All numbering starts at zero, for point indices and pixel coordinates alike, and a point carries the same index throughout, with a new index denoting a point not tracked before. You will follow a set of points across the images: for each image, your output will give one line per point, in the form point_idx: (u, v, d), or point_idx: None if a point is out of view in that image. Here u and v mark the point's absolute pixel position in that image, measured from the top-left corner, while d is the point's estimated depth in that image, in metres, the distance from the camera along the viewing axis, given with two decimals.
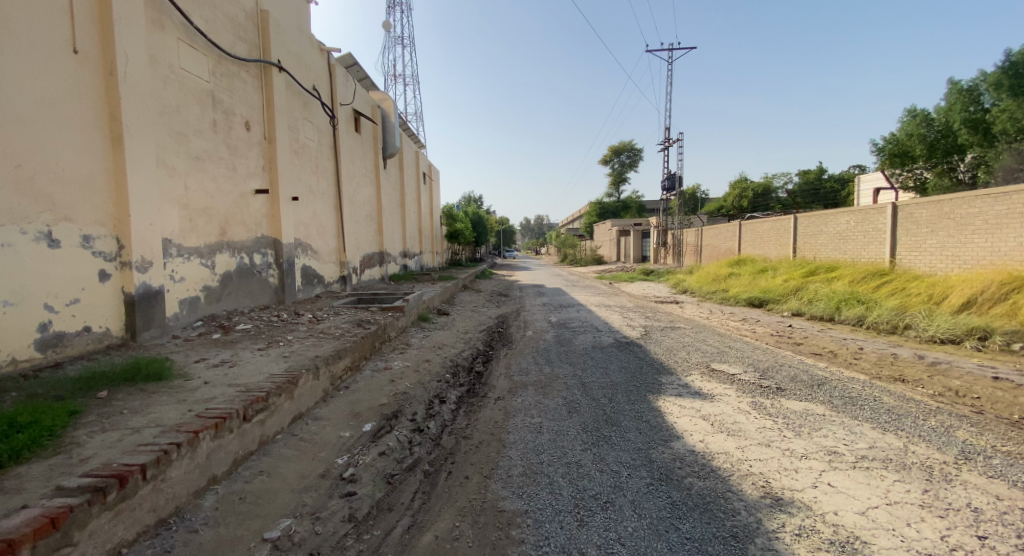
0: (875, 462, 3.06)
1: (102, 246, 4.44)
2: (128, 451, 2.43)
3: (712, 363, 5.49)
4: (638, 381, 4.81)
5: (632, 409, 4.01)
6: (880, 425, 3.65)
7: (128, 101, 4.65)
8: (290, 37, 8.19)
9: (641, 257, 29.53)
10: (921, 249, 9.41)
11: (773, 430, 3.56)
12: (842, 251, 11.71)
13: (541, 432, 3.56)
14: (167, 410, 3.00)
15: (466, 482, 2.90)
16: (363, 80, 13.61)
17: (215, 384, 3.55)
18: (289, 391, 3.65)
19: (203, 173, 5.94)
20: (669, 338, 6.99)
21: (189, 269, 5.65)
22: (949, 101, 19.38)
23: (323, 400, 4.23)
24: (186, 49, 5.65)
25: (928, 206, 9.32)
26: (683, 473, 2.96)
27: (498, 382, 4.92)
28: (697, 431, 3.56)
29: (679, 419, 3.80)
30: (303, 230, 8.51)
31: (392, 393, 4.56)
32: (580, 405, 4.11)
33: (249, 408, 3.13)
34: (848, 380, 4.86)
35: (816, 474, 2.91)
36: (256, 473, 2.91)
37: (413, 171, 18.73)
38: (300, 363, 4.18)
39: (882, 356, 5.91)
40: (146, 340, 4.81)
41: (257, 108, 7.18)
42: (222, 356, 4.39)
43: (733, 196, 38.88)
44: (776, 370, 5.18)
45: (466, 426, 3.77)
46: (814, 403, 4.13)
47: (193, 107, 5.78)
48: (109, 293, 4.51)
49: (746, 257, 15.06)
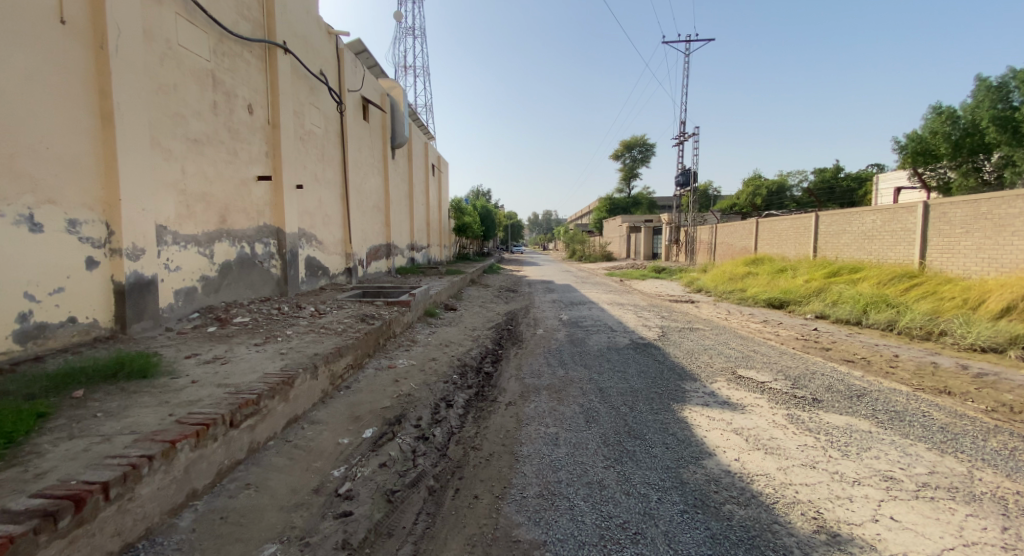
0: (940, 491, 2.72)
1: (89, 232, 4.15)
2: (91, 465, 2.12)
3: (738, 369, 5.12)
4: (661, 387, 4.45)
5: (655, 420, 3.66)
6: (937, 447, 3.30)
7: (120, 77, 4.35)
8: (297, 18, 7.87)
9: (652, 254, 28.94)
10: (955, 251, 8.93)
11: (816, 449, 3.20)
12: (867, 251, 11.22)
13: (557, 444, 3.22)
14: (145, 414, 2.70)
15: (475, 503, 2.59)
16: (372, 68, 13.31)
17: (202, 384, 3.25)
18: (283, 393, 3.34)
19: (202, 158, 5.64)
20: (689, 340, 6.61)
21: (185, 258, 5.36)
22: (976, 98, 18.66)
23: (321, 401, 3.92)
24: (184, 25, 5.34)
25: (963, 205, 8.84)
26: (720, 499, 2.62)
27: (508, 384, 4.58)
28: (731, 448, 3.22)
29: (709, 433, 3.46)
30: (307, 220, 8.20)
31: (395, 394, 4.25)
32: (599, 414, 3.75)
33: (238, 413, 2.82)
34: (890, 392, 4.48)
35: (873, 504, 2.58)
36: (241, 487, 2.61)
37: (422, 162, 18.42)
38: (297, 361, 3.87)
39: (920, 365, 5.51)
40: (137, 332, 4.53)
41: (261, 91, 6.88)
42: (215, 352, 4.10)
43: (746, 194, 38.26)
44: (809, 378, 4.80)
45: (475, 435, 3.44)
46: (856, 418, 3.77)
47: (192, 86, 5.48)
48: (96, 281, 4.22)
49: (763, 256, 14.60)
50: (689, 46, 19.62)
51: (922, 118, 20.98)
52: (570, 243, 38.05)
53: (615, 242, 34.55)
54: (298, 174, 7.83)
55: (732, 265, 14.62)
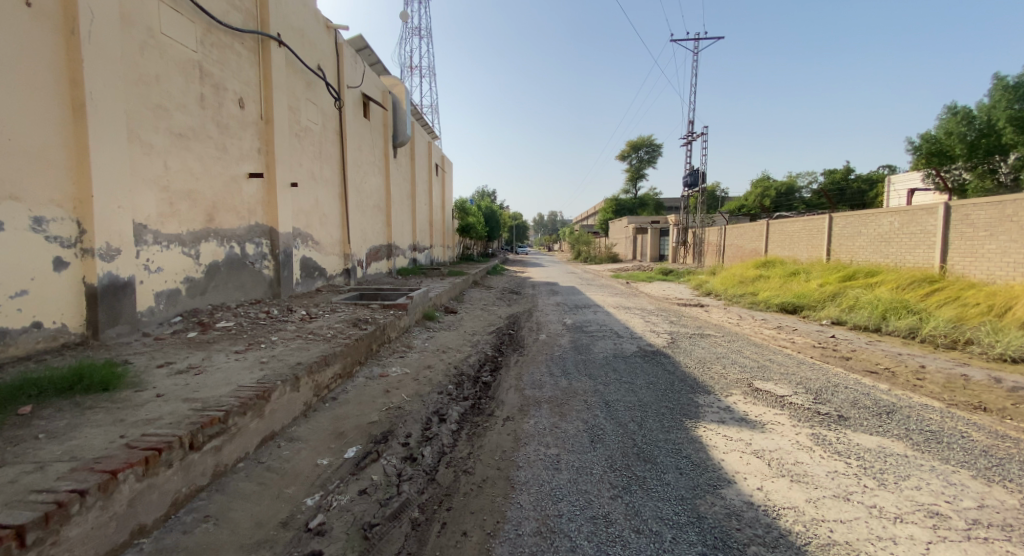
0: (993, 530, 2.37)
1: (57, 230, 3.89)
2: (11, 504, 1.83)
3: (754, 381, 4.75)
4: (672, 401, 4.11)
5: (667, 440, 3.32)
6: (984, 475, 2.93)
7: (92, 66, 4.08)
8: (293, 10, 7.60)
9: (659, 256, 28.50)
10: (979, 254, 8.52)
11: (848, 477, 2.85)
12: (884, 254, 10.79)
13: (558, 469, 2.89)
14: (93, 436, 2.41)
15: (463, 541, 2.27)
16: (375, 65, 13.09)
17: (166, 398, 2.95)
18: (257, 408, 3.04)
19: (187, 153, 5.36)
20: (699, 348, 6.26)
21: (168, 259, 5.08)
22: (993, 97, 18.17)
23: (303, 416, 3.61)
24: (168, 13, 5.07)
25: (987, 207, 8.42)
26: (743, 539, 2.29)
27: (507, 397, 4.26)
28: (752, 474, 2.88)
29: (727, 456, 3.12)
30: (302, 219, 7.92)
31: (384, 407, 3.93)
32: (605, 433, 3.42)
33: (200, 434, 2.52)
34: (921, 409, 4.10)
35: (920, 548, 2.24)
36: (198, 520, 2.30)
37: (425, 162, 18.15)
38: (276, 372, 3.56)
39: (949, 377, 5.11)
40: (111, 338, 4.26)
41: (253, 85, 6.61)
42: (190, 361, 3.81)
43: (755, 196, 37.76)
44: (832, 392, 4.44)
45: (468, 457, 3.12)
46: (889, 439, 3.41)
47: (177, 78, 5.21)
48: (65, 284, 3.95)
49: (774, 258, 14.18)
50: (697, 45, 19.29)
51: (937, 118, 20.46)
52: (576, 244, 37.58)
53: (621, 244, 34.09)
54: (293, 171, 7.55)
55: (741, 268, 14.21)
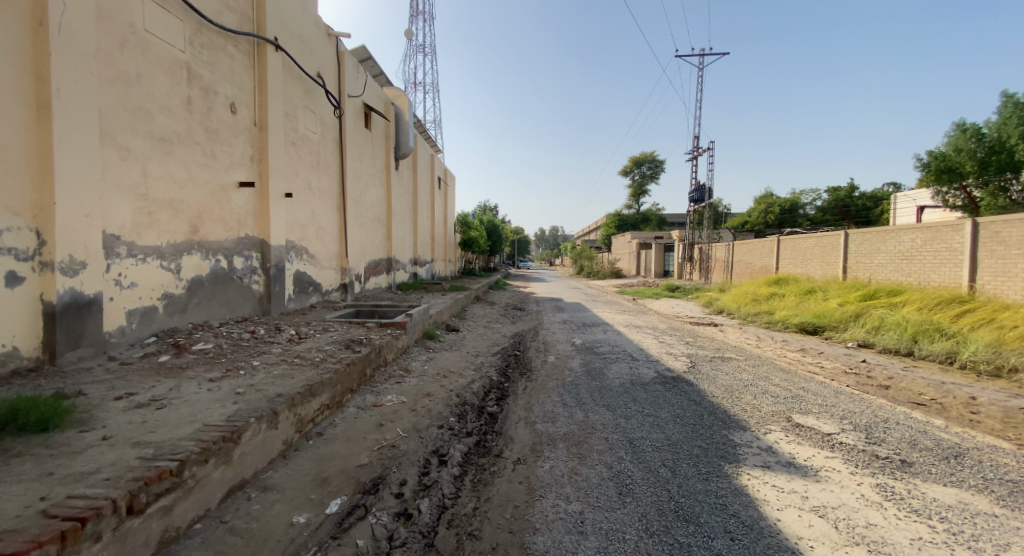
0: None
1: (12, 241, 3.45)
2: None
3: (793, 415, 4.23)
4: (704, 440, 3.60)
5: (709, 493, 2.81)
6: None
7: (62, 61, 3.69)
8: (292, 14, 7.28)
9: (663, 272, 27.97)
10: (1011, 273, 8.03)
11: (938, 548, 2.33)
12: (906, 273, 10.28)
13: (584, 533, 2.38)
14: (7, 498, 1.94)
15: None
16: (376, 76, 12.83)
17: (114, 442, 2.47)
18: (223, 454, 2.56)
19: (170, 159, 4.95)
20: (723, 374, 5.74)
21: (143, 274, 4.63)
22: (1004, 114, 17.82)
23: (281, 458, 3.11)
24: (153, 9, 4.70)
25: (1019, 223, 7.97)
26: None
27: (516, 432, 3.76)
28: (820, 542, 2.37)
29: (783, 515, 2.60)
30: (297, 232, 7.50)
31: (376, 446, 3.42)
32: (634, 482, 2.91)
33: (143, 493, 2.05)
34: (992, 451, 3.57)
35: None
36: None
37: (427, 175, 17.82)
38: (251, 406, 3.07)
39: (1007, 411, 4.57)
40: (71, 362, 3.78)
41: (246, 90, 6.23)
42: (156, 391, 3.32)
43: (760, 212, 37.28)
44: (884, 429, 3.92)
45: (473, 513, 2.62)
46: (971, 493, 2.89)
47: (162, 78, 4.83)
48: (19, 302, 3.50)
49: (787, 276, 13.68)
50: None
51: (945, 135, 20.08)
52: (580, 260, 37.07)
53: (625, 259, 33.54)
54: (288, 180, 7.13)
55: (754, 285, 13.69)
